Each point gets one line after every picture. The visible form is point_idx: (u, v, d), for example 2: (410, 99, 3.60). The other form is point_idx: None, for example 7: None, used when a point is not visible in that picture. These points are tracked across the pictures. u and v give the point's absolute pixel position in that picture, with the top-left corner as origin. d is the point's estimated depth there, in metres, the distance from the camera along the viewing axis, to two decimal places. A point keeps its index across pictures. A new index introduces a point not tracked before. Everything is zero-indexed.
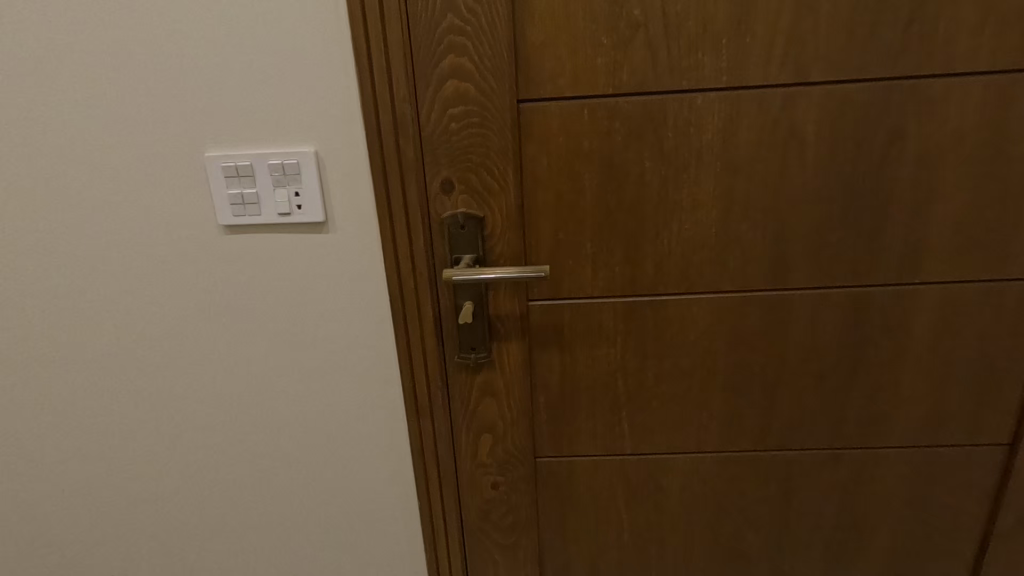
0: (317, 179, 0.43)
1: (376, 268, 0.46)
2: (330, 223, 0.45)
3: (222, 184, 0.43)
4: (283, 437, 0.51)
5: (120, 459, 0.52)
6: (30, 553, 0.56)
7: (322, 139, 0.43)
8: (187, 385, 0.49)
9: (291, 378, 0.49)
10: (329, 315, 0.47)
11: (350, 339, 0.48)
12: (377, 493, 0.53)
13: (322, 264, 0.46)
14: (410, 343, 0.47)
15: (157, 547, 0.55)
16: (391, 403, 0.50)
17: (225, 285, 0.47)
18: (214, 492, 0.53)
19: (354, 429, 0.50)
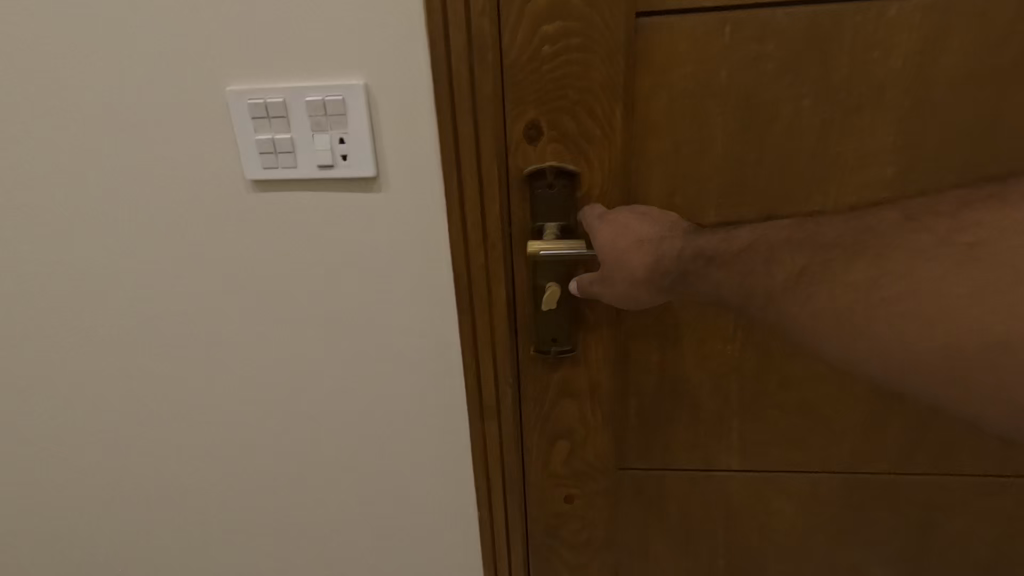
0: (367, 122, 0.35)
1: (436, 235, 0.38)
2: (382, 176, 0.37)
3: (251, 127, 0.36)
4: (322, 427, 0.45)
5: (142, 444, 0.47)
6: (49, 539, 0.52)
7: (373, 70, 0.35)
8: (214, 364, 0.43)
9: (332, 361, 0.42)
10: (378, 289, 0.40)
11: (402, 319, 0.40)
12: (427, 494, 0.46)
13: (374, 230, 0.38)
14: (478, 328, 0.39)
15: (183, 539, 0.50)
16: (448, 395, 0.42)
17: (258, 252, 0.40)
18: (244, 483, 0.47)
19: (403, 423, 0.44)
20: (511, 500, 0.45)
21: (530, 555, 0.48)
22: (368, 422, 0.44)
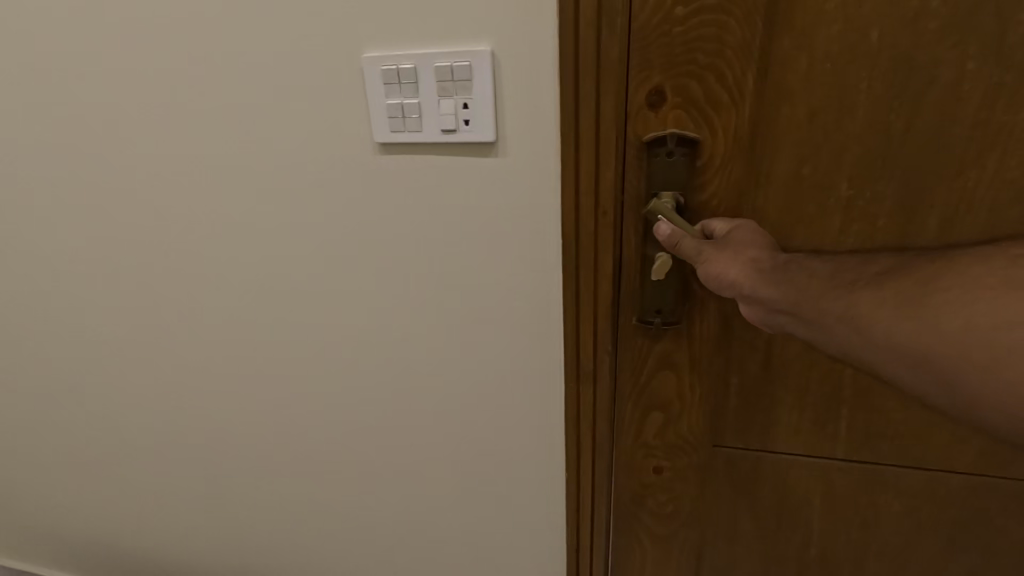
0: (490, 87, 0.36)
1: (548, 201, 0.39)
2: (500, 141, 0.38)
3: (382, 93, 0.38)
4: (427, 377, 0.48)
5: (273, 379, 0.53)
6: (199, 451, 0.61)
7: (500, 34, 0.35)
8: (336, 312, 0.48)
9: (440, 316, 0.45)
10: (487, 252, 0.41)
11: (507, 280, 0.42)
12: (518, 447, 0.49)
13: (487, 193, 0.40)
14: (582, 294, 0.40)
15: (304, 464, 0.57)
16: (547, 357, 0.44)
17: (380, 211, 0.43)
18: (356, 421, 0.53)
19: (501, 379, 0.46)
20: (599, 466, 0.46)
21: (614, 519, 0.49)
22: (472, 378, 0.47)
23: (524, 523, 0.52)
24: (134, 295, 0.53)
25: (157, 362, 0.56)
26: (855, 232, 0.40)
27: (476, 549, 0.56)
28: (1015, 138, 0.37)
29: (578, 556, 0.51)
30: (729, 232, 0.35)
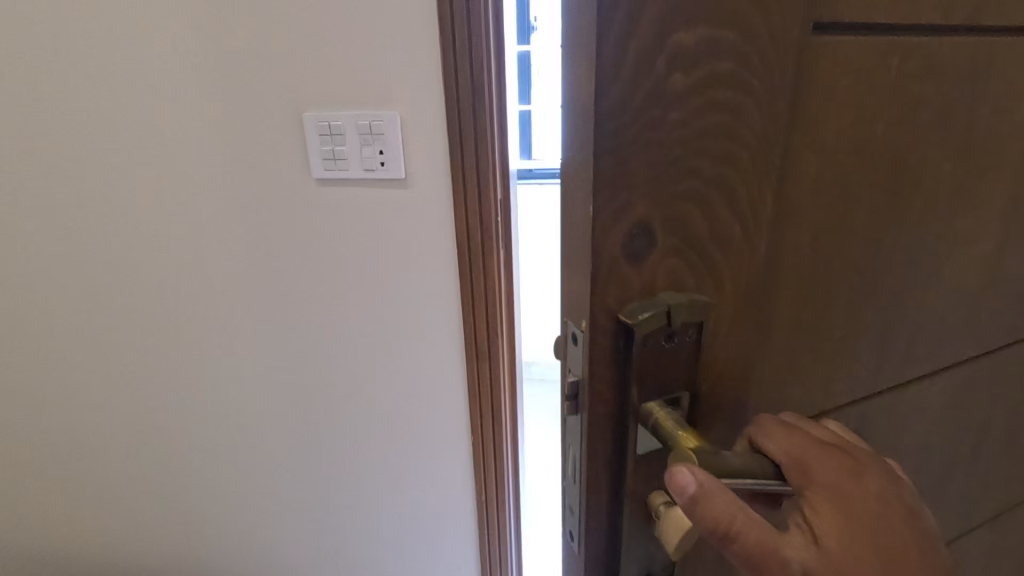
0: (391, 143, 0.95)
1: (438, 190, 0.97)
2: (400, 166, 0.96)
3: (321, 145, 0.97)
4: (365, 278, 1.07)
5: (282, 286, 1.10)
6: (229, 336, 1.16)
7: (394, 117, 0.93)
8: (315, 250, 1.06)
9: (371, 247, 1.04)
10: (401, 213, 1.00)
11: (414, 230, 1.01)
12: (428, 309, 1.08)
13: (400, 189, 0.98)
14: (468, 232, 0.99)
15: (294, 336, 1.14)
16: (447, 263, 1.03)
17: (334, 200, 1.01)
18: (323, 306, 1.11)
19: (412, 276, 1.05)
20: None
21: None
22: (400, 276, 1.06)
23: (429, 356, 1.12)
24: (199, 246, 1.10)
25: (209, 282, 1.12)
26: (853, 367, 0.34)
27: (395, 372, 1.14)
28: (963, 242, 0.35)
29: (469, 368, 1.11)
30: (833, 530, 0.27)
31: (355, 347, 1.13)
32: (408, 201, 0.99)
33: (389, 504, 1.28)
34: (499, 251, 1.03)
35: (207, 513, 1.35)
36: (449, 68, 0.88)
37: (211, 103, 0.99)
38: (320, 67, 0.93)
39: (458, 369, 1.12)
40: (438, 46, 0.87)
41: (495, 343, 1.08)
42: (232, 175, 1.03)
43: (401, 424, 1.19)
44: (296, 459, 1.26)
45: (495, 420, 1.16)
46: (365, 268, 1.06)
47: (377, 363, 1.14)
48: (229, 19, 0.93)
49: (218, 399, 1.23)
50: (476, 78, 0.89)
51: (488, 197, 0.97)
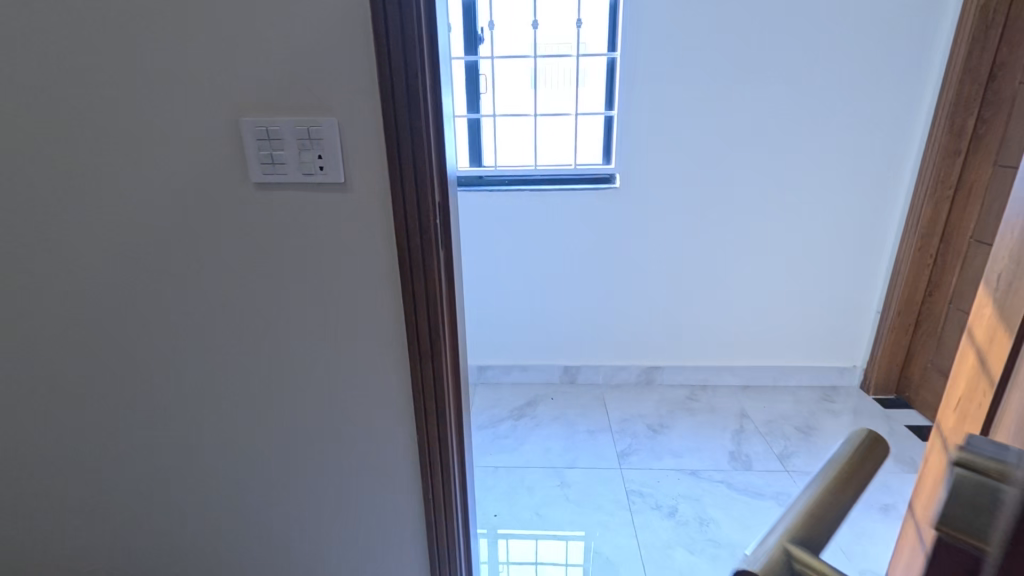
0: (331, 148, 0.95)
1: (380, 191, 0.98)
2: (339, 170, 0.96)
3: (259, 150, 0.96)
4: (305, 282, 1.06)
5: (218, 291, 1.09)
6: (164, 342, 1.14)
7: (333, 121, 0.93)
8: (252, 254, 1.05)
9: (309, 251, 1.04)
10: (340, 216, 1.00)
11: (354, 232, 1.01)
12: (369, 312, 1.08)
13: (339, 192, 0.98)
14: (410, 234, 1.00)
15: (233, 341, 1.13)
16: (391, 265, 1.03)
17: (271, 203, 1.01)
18: (261, 311, 1.10)
19: (353, 278, 1.05)
20: None
21: None
22: (340, 279, 1.06)
23: (372, 358, 1.12)
24: (128, 250, 1.07)
25: (141, 286, 1.10)
26: None
27: (338, 375, 1.14)
28: None
29: (415, 370, 1.11)
30: None
31: (305, 353, 1.12)
32: (349, 206, 0.99)
33: (346, 507, 1.28)
34: (440, 255, 1.04)
35: (165, 523, 1.33)
36: (382, 74, 0.90)
37: (146, 108, 0.97)
38: (253, 70, 0.92)
39: (404, 372, 1.12)
40: (376, 51, 0.89)
41: (439, 345, 1.09)
42: (172, 181, 1.01)
43: (354, 428, 1.19)
44: (249, 464, 1.25)
45: (443, 420, 1.16)
46: (312, 271, 1.05)
47: (326, 368, 1.13)
48: (156, 21, 0.91)
49: (168, 407, 1.20)
50: (414, 82, 0.90)
51: (427, 203, 0.98)
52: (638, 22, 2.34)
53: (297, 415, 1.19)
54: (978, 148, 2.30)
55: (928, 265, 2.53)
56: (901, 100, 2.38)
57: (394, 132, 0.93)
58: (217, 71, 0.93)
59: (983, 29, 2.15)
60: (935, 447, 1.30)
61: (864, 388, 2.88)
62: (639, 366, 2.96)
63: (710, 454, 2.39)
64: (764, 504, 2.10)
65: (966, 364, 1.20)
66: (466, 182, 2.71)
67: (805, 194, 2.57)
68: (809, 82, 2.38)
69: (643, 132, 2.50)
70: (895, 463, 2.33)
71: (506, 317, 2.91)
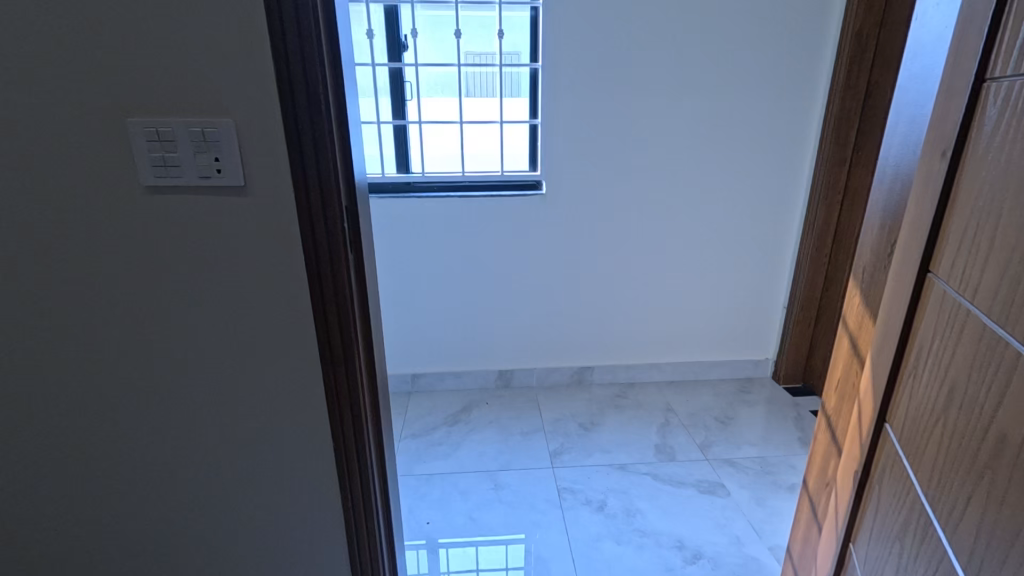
0: (229, 150, 0.93)
1: (283, 197, 0.96)
2: (239, 173, 0.94)
3: (149, 152, 0.92)
4: (204, 290, 1.03)
5: (107, 301, 1.02)
6: (47, 359, 1.06)
7: (229, 123, 0.91)
8: (144, 262, 1.00)
9: (208, 257, 1.00)
10: (240, 222, 0.98)
11: (256, 238, 0.99)
12: (276, 320, 1.05)
13: (240, 197, 0.96)
14: (317, 239, 0.99)
15: (126, 355, 1.06)
16: (297, 272, 1.02)
17: (164, 209, 0.97)
18: (158, 321, 1.04)
19: (257, 286, 1.03)
20: None
21: None
22: (242, 286, 1.03)
23: (282, 367, 1.09)
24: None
25: (16, 299, 1.01)
26: None
27: (246, 385, 1.10)
28: None
29: (328, 377, 1.10)
30: None
31: (211, 363, 1.08)
32: (250, 209, 0.97)
33: (262, 522, 1.23)
34: (350, 259, 1.03)
35: (60, 554, 1.24)
36: (282, 77, 0.89)
37: (16, 106, 0.90)
38: (138, 69, 0.89)
39: (317, 379, 1.10)
40: (273, 54, 0.88)
41: (352, 350, 1.08)
42: (48, 185, 0.94)
43: (267, 439, 1.15)
44: (151, 484, 1.18)
45: (359, 426, 1.15)
46: (212, 278, 1.02)
47: (235, 378, 1.10)
48: (19, 13, 0.85)
49: (59, 430, 1.12)
50: (315, 87, 0.90)
51: (332, 207, 0.97)
52: (558, 35, 2.44)
53: (206, 429, 1.14)
54: (860, 157, 2.56)
55: (824, 264, 2.79)
56: (795, 114, 2.62)
57: (295, 135, 0.92)
58: (96, 69, 0.88)
59: (859, 52, 2.41)
60: (822, 429, 1.43)
61: (776, 377, 3.11)
62: (571, 366, 3.04)
63: (637, 448, 2.49)
64: (686, 492, 2.22)
65: (840, 352, 1.33)
66: (394, 188, 2.70)
67: (716, 200, 2.76)
68: (716, 97, 2.57)
69: (566, 140, 2.60)
70: (801, 445, 2.53)
71: (439, 324, 2.90)
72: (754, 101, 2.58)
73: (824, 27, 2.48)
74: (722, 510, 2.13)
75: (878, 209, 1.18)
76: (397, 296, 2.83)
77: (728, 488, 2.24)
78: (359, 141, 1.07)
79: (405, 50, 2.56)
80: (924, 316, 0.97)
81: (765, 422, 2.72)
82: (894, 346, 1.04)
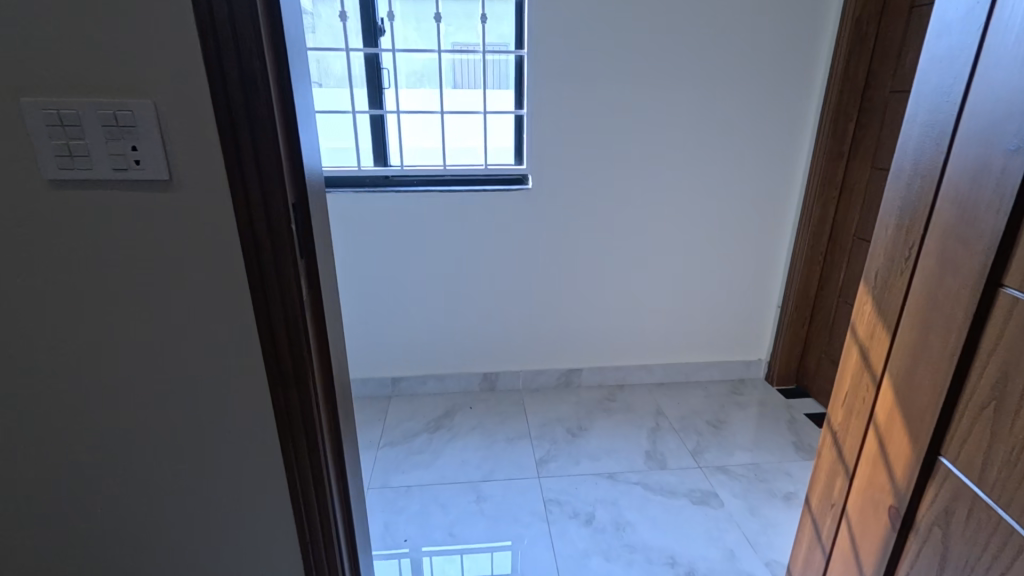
0: (148, 139, 0.79)
1: (216, 192, 0.82)
2: (162, 166, 0.80)
3: (50, 140, 0.78)
4: (128, 301, 0.88)
5: (12, 314, 0.88)
6: None
7: (147, 107, 0.77)
8: (54, 269, 0.85)
9: (130, 264, 0.86)
10: (166, 223, 0.84)
11: (186, 242, 0.85)
12: (214, 335, 0.91)
13: (165, 193, 0.82)
14: (257, 243, 0.85)
15: (39, 375, 0.92)
16: (236, 280, 0.88)
17: (73, 207, 0.82)
18: (75, 337, 0.90)
19: (190, 296, 0.89)
20: None
21: None
22: (172, 297, 0.89)
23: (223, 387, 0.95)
24: None
25: None
26: None
27: (183, 408, 0.97)
28: None
29: (276, 398, 0.96)
30: None
31: (145, 382, 0.94)
32: (179, 208, 0.83)
33: (209, 558, 1.10)
34: (300, 264, 0.89)
35: None
36: (208, 48, 0.75)
37: None
38: (32, 39, 0.73)
39: (265, 401, 0.97)
40: (197, 21, 0.74)
41: (304, 366, 0.94)
42: None
43: (211, 467, 1.02)
44: (79, 519, 1.04)
45: (315, 451, 1.02)
46: (137, 287, 0.88)
47: (171, 400, 0.96)
48: None
49: None
50: (247, 61, 0.75)
51: (274, 202, 0.83)
52: (545, 21, 2.30)
53: (143, 456, 1.00)
54: (858, 150, 2.44)
55: (819, 262, 2.69)
56: (791, 107, 2.51)
57: (226, 117, 0.78)
58: None
59: (858, 41, 2.31)
60: (826, 441, 1.32)
61: (769, 379, 3.03)
62: (558, 369, 2.93)
63: (627, 455, 2.39)
64: (678, 503, 2.12)
65: (850, 361, 1.22)
66: (373, 182, 2.56)
67: (709, 195, 2.65)
68: (710, 88, 2.45)
69: (554, 131, 2.47)
70: (795, 449, 2.45)
71: (419, 325, 2.77)
72: (749, 92, 2.47)
73: (822, 14, 2.37)
74: (715, 522, 2.03)
75: (895, 208, 1.07)
76: (364, 298, 2.69)
77: (722, 497, 2.15)
78: (313, 130, 0.94)
79: (382, 35, 2.40)
80: (1002, 335, 0.81)
81: (758, 426, 2.63)
82: (937, 368, 0.92)
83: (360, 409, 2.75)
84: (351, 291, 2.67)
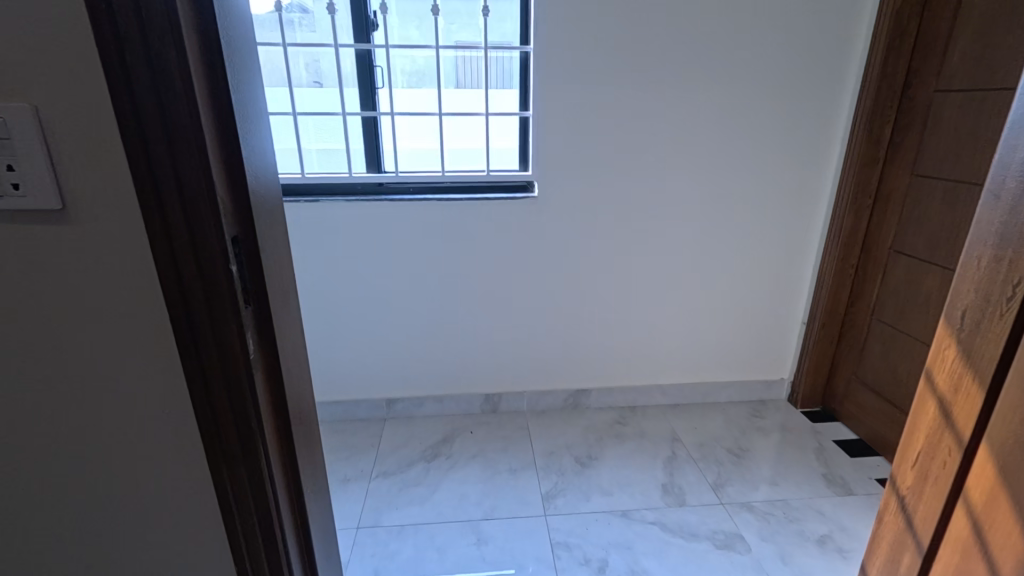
0: (29, 156, 0.59)
1: (130, 228, 0.63)
2: (55, 192, 0.61)
3: None
4: (21, 363, 0.69)
5: None
6: None
7: (25, 113, 0.58)
8: None
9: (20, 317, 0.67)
10: (63, 265, 0.64)
11: (94, 289, 0.66)
12: (138, 404, 0.72)
13: (60, 228, 0.63)
14: (185, 293, 0.65)
15: None
16: (165, 339, 0.69)
17: None
18: None
19: (105, 357, 0.69)
20: None
21: None
22: (80, 359, 0.69)
23: (154, 466, 0.76)
24: None
25: None
26: None
27: (104, 490, 0.77)
28: None
29: (220, 485, 0.76)
30: None
31: (57, 461, 0.74)
32: (80, 246, 0.63)
33: None
34: (246, 317, 0.69)
35: None
36: (103, 37, 0.55)
37: None
38: None
39: (207, 483, 0.77)
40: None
41: (253, 443, 0.74)
42: None
43: (143, 558, 0.82)
44: None
45: (272, 545, 0.81)
46: (32, 346, 0.68)
47: (86, 482, 0.76)
48: None
49: None
50: (157, 53, 0.55)
51: (205, 238, 0.63)
52: (551, 13, 2.09)
53: (60, 549, 0.80)
54: (896, 156, 2.23)
55: (849, 276, 2.47)
56: (820, 108, 2.30)
57: (135, 129, 0.58)
58: None
59: (898, 36, 2.09)
60: (889, 505, 1.12)
61: (791, 401, 2.82)
62: (565, 390, 2.73)
63: (642, 489, 2.18)
64: (700, 547, 1.91)
65: (923, 417, 1.02)
66: (365, 190, 2.36)
67: (730, 204, 2.44)
68: (733, 87, 2.24)
69: (562, 136, 2.26)
70: (826, 483, 2.23)
71: (416, 343, 2.58)
72: (775, 92, 2.26)
73: (856, 6, 2.16)
74: (742, 570, 1.82)
75: (994, 238, 0.86)
76: (326, 309, 2.48)
77: (748, 541, 1.93)
78: (267, 139, 0.75)
79: (374, 30, 2.20)
80: None
81: (783, 454, 2.42)
82: None
83: (352, 434, 2.55)
84: (307, 301, 2.46)
